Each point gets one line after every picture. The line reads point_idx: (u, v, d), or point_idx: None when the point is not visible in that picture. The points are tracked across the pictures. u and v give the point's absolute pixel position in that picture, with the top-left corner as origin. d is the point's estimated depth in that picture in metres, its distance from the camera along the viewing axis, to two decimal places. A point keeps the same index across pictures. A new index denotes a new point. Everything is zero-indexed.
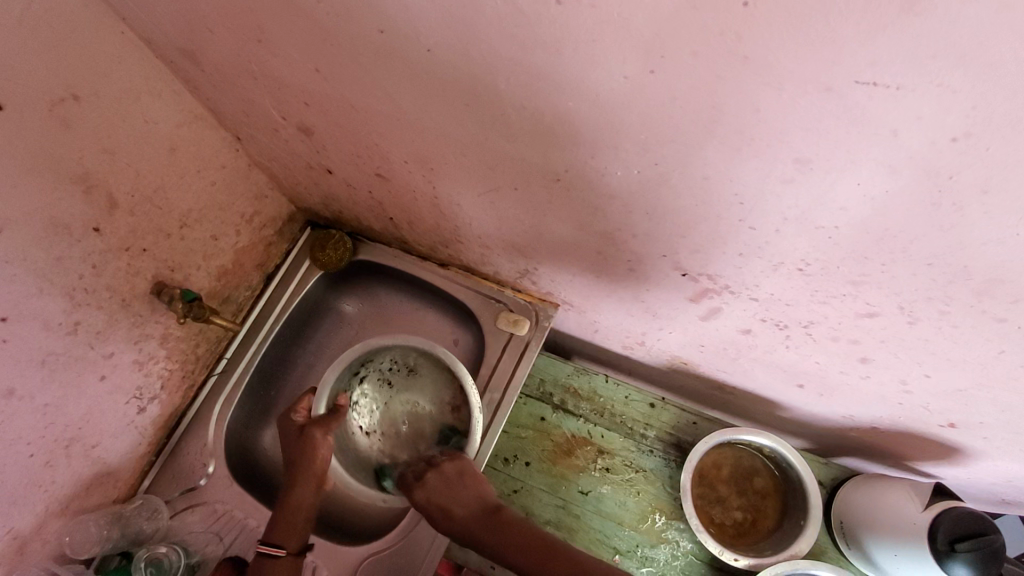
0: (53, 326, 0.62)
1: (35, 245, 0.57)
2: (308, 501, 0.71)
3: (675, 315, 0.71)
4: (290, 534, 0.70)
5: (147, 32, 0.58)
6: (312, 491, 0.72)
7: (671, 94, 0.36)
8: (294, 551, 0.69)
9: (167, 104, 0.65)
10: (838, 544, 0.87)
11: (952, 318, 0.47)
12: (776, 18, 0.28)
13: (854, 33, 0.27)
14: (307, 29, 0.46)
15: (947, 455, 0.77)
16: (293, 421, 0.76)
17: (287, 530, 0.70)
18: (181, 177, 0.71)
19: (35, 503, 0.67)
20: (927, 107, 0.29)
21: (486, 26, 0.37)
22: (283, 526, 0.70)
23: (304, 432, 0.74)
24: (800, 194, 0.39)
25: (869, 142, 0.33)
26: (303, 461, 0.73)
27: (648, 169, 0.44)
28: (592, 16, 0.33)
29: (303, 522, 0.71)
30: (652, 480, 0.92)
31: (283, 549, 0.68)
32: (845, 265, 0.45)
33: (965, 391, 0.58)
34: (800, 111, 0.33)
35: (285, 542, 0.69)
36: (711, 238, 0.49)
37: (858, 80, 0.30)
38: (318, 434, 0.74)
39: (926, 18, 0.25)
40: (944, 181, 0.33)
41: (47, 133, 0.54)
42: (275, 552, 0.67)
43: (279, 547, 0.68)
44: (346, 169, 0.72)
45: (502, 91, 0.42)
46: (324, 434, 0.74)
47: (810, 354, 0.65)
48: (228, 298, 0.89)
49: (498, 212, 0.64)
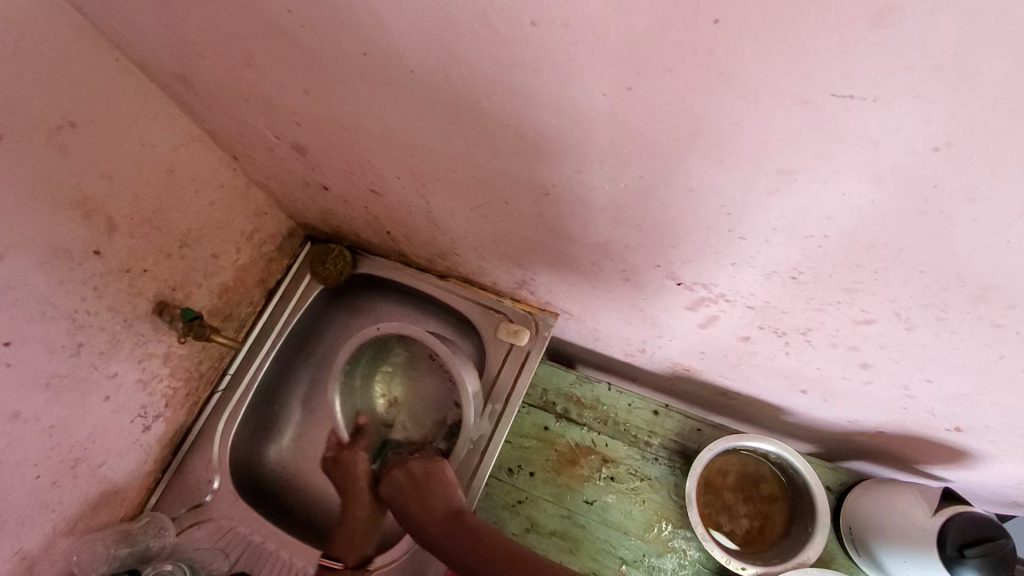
0: (56, 349, 0.63)
1: (36, 270, 0.58)
2: (363, 516, 0.79)
3: (672, 323, 0.70)
4: (351, 547, 0.78)
5: (141, 58, 0.59)
6: (365, 506, 0.80)
7: (650, 109, 0.36)
8: (355, 565, 0.77)
9: (164, 127, 0.66)
10: (849, 550, 0.85)
11: (948, 324, 0.46)
12: (747, 36, 0.28)
13: (827, 49, 0.27)
14: (292, 52, 0.47)
15: (956, 458, 0.76)
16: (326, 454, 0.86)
17: (348, 543, 0.78)
18: (180, 198, 0.72)
19: (42, 524, 0.67)
20: (905, 118, 0.29)
21: (464, 47, 0.37)
22: (346, 541, 0.78)
23: (337, 458, 0.84)
24: (786, 205, 0.39)
25: (851, 153, 0.33)
26: (348, 483, 0.82)
27: (633, 182, 0.44)
28: (566, 35, 0.33)
29: (363, 535, 0.79)
30: (657, 488, 0.92)
31: (340, 563, 0.76)
32: (836, 273, 0.45)
33: (968, 396, 0.58)
34: (781, 124, 0.33)
35: (344, 555, 0.77)
36: (701, 248, 0.49)
37: (835, 93, 0.29)
38: (351, 456, 0.84)
39: (895, 31, 0.25)
40: (930, 190, 0.33)
41: (45, 160, 0.55)
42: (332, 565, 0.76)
43: (337, 561, 0.77)
44: (342, 186, 0.72)
45: (485, 109, 0.43)
46: (355, 455, 0.83)
47: (810, 360, 0.64)
48: (231, 315, 0.90)
49: (492, 225, 0.64)
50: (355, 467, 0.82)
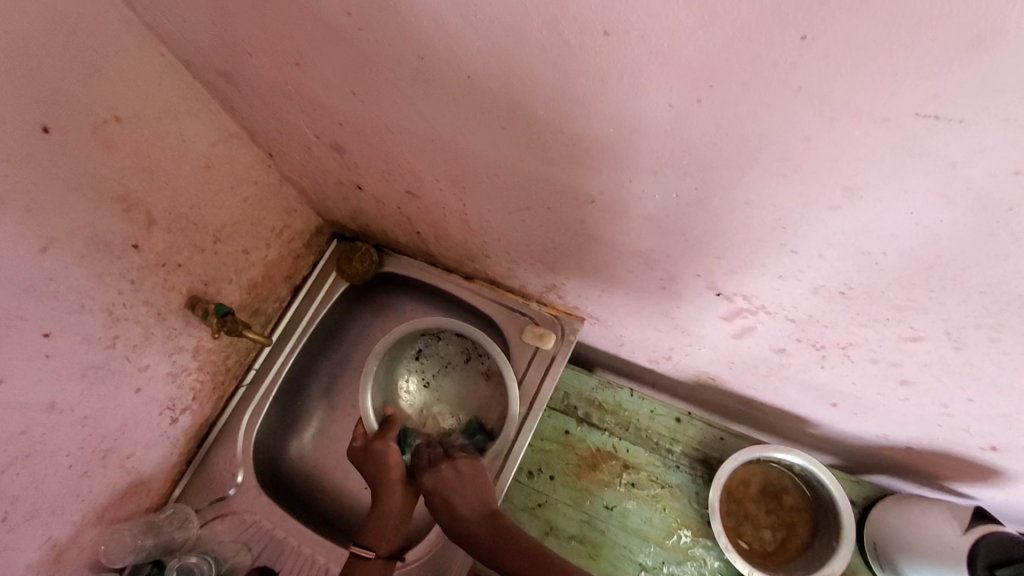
0: (92, 340, 0.63)
1: (78, 263, 0.59)
2: (396, 506, 0.73)
3: (704, 331, 0.69)
4: (381, 536, 0.72)
5: (186, 55, 0.59)
6: (399, 496, 0.74)
7: (716, 122, 0.35)
8: (385, 555, 0.71)
9: (204, 122, 0.67)
10: (872, 565, 0.85)
11: (1000, 344, 0.45)
12: (833, 53, 0.28)
13: (917, 68, 0.27)
14: (348, 56, 0.47)
15: (988, 477, 0.75)
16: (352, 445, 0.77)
17: (378, 533, 0.72)
18: (215, 193, 0.72)
19: (73, 513, 0.68)
20: (989, 140, 0.29)
21: (529, 55, 0.37)
22: (377, 529, 0.72)
23: (368, 448, 0.76)
24: (846, 220, 0.39)
25: (927, 172, 0.32)
26: (380, 475, 0.74)
27: (686, 193, 0.44)
28: (639, 46, 0.32)
29: (393, 527, 0.73)
30: (678, 495, 0.91)
31: (373, 552, 0.70)
32: (888, 290, 0.44)
33: (1009, 416, 0.57)
34: (854, 142, 0.32)
35: (376, 543, 0.71)
36: (749, 260, 0.49)
37: (919, 112, 0.29)
38: (380, 445, 0.75)
39: (992, 54, 0.25)
40: (1003, 213, 0.32)
41: (90, 152, 0.55)
42: (365, 554, 0.69)
43: (370, 550, 0.70)
44: (376, 186, 0.72)
45: (541, 117, 0.42)
46: (386, 444, 0.75)
47: (846, 375, 0.63)
48: (258, 310, 0.90)
49: (528, 229, 0.63)
50: (387, 457, 0.74)
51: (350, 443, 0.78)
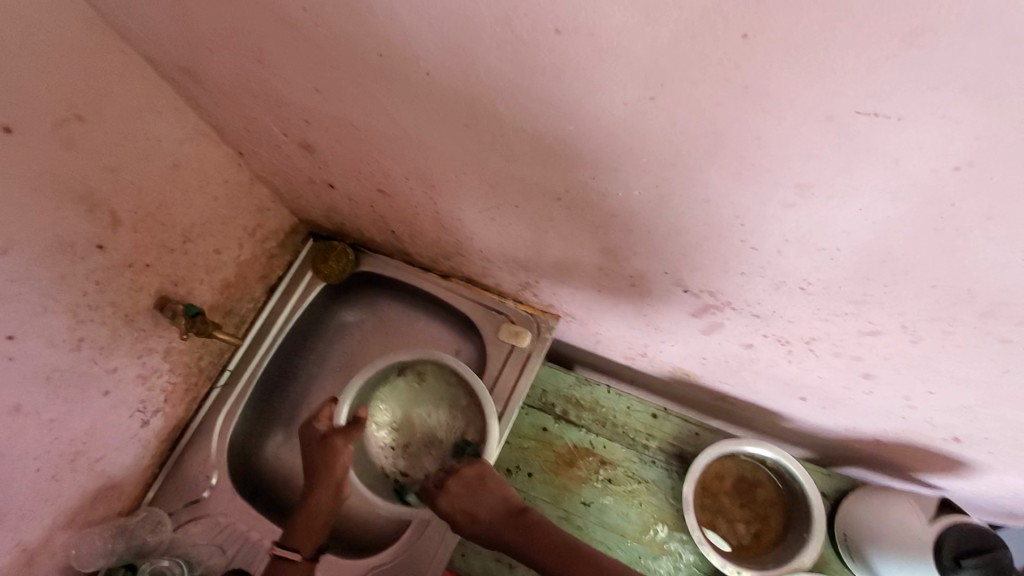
0: (57, 342, 0.62)
1: (40, 263, 0.58)
2: (325, 509, 0.74)
3: (675, 328, 0.70)
4: (307, 537, 0.73)
5: (149, 52, 0.58)
6: (329, 497, 0.74)
7: (670, 121, 0.36)
8: (310, 557, 0.73)
9: (171, 121, 0.66)
10: (843, 556, 0.86)
11: (954, 337, 0.46)
12: (774, 51, 0.28)
13: (854, 66, 0.27)
14: (310, 53, 0.47)
15: (953, 468, 0.77)
16: (316, 429, 0.76)
17: (305, 534, 0.73)
18: (184, 193, 0.72)
19: (40, 518, 0.67)
20: (928, 138, 0.29)
21: (485, 52, 0.37)
22: (303, 528, 0.73)
23: (327, 440, 0.75)
24: (801, 217, 0.39)
25: (872, 169, 0.33)
26: (324, 470, 0.74)
27: (647, 191, 0.44)
28: (590, 44, 0.33)
29: (319, 527, 0.74)
30: (654, 491, 0.92)
31: (299, 555, 0.72)
32: (845, 285, 0.45)
33: (969, 408, 0.58)
34: (801, 139, 0.33)
35: (302, 546, 0.73)
36: (711, 256, 0.49)
37: (859, 110, 0.30)
38: (341, 442, 0.74)
39: (927, 51, 0.25)
40: (948, 209, 0.33)
41: (52, 152, 0.54)
42: (291, 555, 0.71)
43: (297, 552, 0.72)
44: (349, 184, 0.72)
45: (502, 115, 0.43)
46: (347, 443, 0.74)
47: (812, 369, 0.64)
48: (232, 310, 0.89)
49: (499, 228, 0.64)
50: (342, 456, 0.74)
51: (314, 424, 0.76)
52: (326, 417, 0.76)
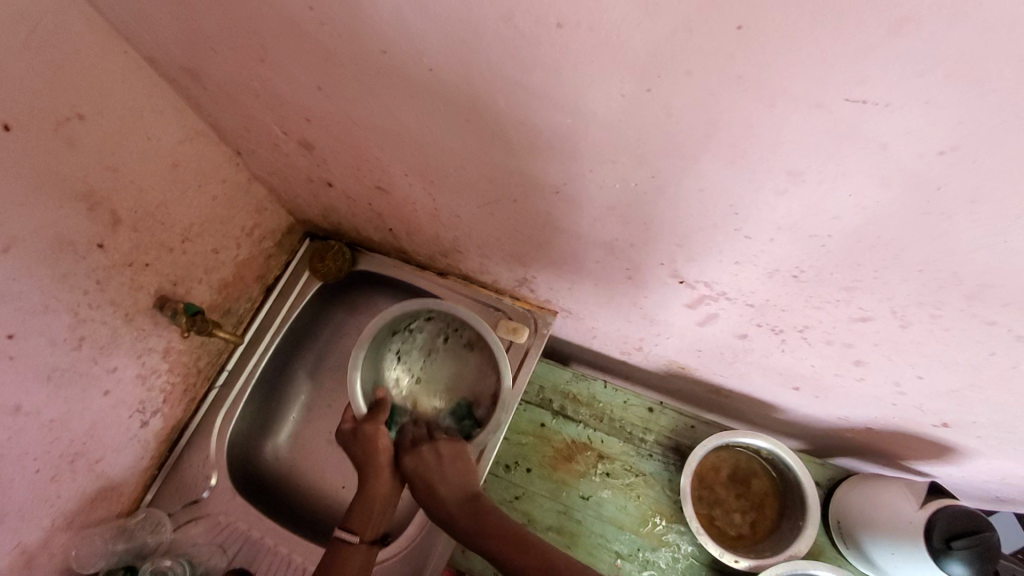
0: (57, 342, 0.63)
1: (41, 262, 0.58)
2: (383, 492, 0.71)
3: (671, 320, 0.71)
4: (369, 522, 0.70)
5: (150, 51, 0.59)
6: (386, 481, 0.71)
7: (668, 112, 0.37)
8: (371, 540, 0.69)
9: (169, 121, 0.66)
10: (837, 544, 0.88)
11: (942, 321, 0.48)
12: (767, 41, 0.29)
13: (842, 55, 0.29)
14: (313, 50, 0.47)
15: (943, 454, 0.78)
16: (341, 429, 0.75)
17: (364, 520, 0.70)
18: (184, 193, 0.72)
19: (40, 519, 0.67)
20: (914, 123, 0.31)
21: (488, 47, 0.38)
22: (361, 516, 0.70)
23: (357, 431, 0.73)
24: (793, 204, 0.41)
25: (860, 155, 0.34)
26: (368, 457, 0.72)
27: (644, 182, 0.46)
28: (592, 39, 0.34)
29: (379, 514, 0.70)
30: (652, 483, 0.93)
31: (356, 536, 0.68)
32: (837, 272, 0.47)
33: (956, 392, 0.60)
34: (793, 127, 0.34)
35: (363, 530, 0.69)
36: (707, 247, 0.51)
37: (849, 97, 0.31)
38: (370, 427, 0.72)
39: (910, 40, 0.27)
40: (933, 192, 0.35)
41: (53, 151, 0.55)
42: (349, 538, 0.68)
43: (353, 535, 0.68)
44: (347, 182, 0.73)
45: (503, 110, 0.44)
46: (377, 427, 0.72)
47: (805, 358, 0.66)
48: (230, 310, 0.90)
49: (496, 223, 0.65)
50: (378, 439, 0.72)
51: (339, 425, 0.75)
52: (349, 415, 0.75)
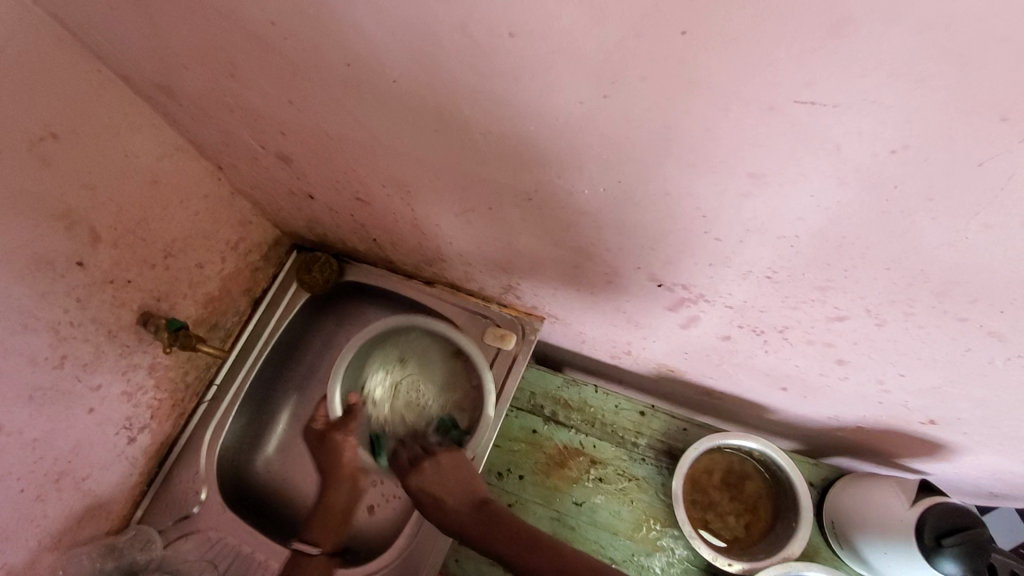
0: (37, 361, 0.63)
1: (18, 281, 0.58)
2: (344, 499, 0.79)
3: (655, 323, 0.71)
4: (325, 531, 0.77)
5: (123, 69, 0.59)
6: (346, 490, 0.80)
7: (626, 118, 0.37)
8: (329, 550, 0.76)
9: (147, 138, 0.67)
10: (832, 544, 0.87)
11: (916, 319, 0.48)
12: (713, 45, 0.29)
13: (786, 57, 0.29)
14: (280, 65, 0.48)
15: (934, 451, 0.78)
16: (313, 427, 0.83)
17: (324, 528, 0.77)
18: (165, 209, 0.72)
19: (26, 539, 0.67)
20: (865, 124, 0.31)
21: (447, 58, 0.38)
22: (320, 525, 0.77)
23: (327, 437, 0.81)
24: (758, 206, 0.41)
25: (817, 156, 0.34)
26: (334, 465, 0.80)
27: (612, 187, 0.46)
28: (545, 47, 0.34)
29: (337, 523, 0.78)
30: (645, 488, 0.93)
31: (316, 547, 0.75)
32: (809, 272, 0.46)
33: (939, 389, 0.60)
34: (748, 130, 0.34)
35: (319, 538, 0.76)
36: (680, 250, 0.51)
37: (798, 99, 0.31)
38: (340, 438, 0.81)
39: (849, 41, 0.27)
40: (891, 192, 0.35)
41: (27, 170, 0.55)
42: (309, 549, 0.74)
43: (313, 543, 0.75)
44: (327, 194, 0.73)
45: (468, 118, 0.44)
46: (345, 438, 0.80)
47: (789, 358, 0.66)
48: (216, 325, 0.90)
49: (475, 231, 0.65)
50: (343, 451, 0.80)
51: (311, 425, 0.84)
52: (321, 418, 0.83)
